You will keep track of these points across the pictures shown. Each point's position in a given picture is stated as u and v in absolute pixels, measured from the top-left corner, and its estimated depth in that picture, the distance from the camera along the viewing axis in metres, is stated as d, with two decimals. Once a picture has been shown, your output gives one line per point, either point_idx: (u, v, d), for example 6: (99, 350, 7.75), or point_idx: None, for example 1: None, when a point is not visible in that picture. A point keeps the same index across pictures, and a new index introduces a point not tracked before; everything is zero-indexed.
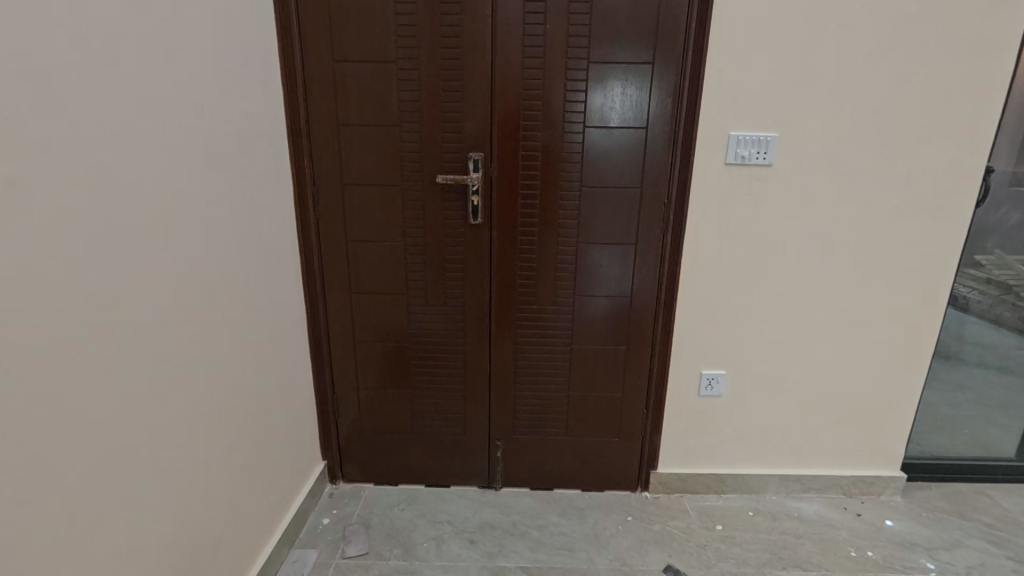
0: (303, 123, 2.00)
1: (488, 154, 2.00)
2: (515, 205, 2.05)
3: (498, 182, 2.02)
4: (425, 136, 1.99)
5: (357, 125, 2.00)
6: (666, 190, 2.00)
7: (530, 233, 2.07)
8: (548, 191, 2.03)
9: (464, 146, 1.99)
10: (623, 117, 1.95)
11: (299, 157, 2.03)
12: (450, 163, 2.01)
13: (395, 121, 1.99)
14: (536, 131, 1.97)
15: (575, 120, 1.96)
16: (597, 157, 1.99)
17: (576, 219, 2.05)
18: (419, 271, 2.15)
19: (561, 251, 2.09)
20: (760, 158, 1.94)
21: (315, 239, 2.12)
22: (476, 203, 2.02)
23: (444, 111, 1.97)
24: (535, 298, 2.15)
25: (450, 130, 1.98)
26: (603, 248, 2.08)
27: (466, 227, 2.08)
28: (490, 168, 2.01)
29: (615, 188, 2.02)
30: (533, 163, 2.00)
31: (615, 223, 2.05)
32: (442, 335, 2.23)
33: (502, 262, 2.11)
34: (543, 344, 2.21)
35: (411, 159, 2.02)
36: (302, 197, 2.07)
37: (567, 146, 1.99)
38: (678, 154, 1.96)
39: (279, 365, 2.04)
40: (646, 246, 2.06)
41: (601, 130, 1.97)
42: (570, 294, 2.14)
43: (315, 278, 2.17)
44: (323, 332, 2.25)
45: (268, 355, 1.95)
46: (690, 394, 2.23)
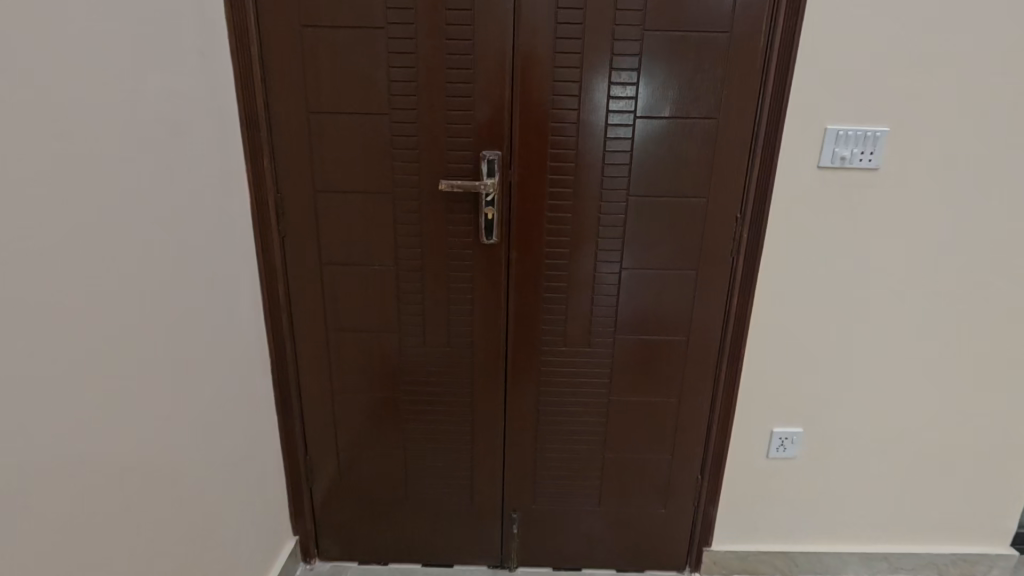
0: (260, 110, 1.51)
1: (505, 153, 1.52)
2: (541, 219, 1.57)
3: (518, 190, 1.55)
4: (422, 128, 1.51)
5: (332, 113, 1.51)
6: (738, 201, 1.53)
7: (559, 256, 1.60)
8: (584, 202, 1.55)
9: (475, 143, 1.52)
10: (685, 105, 1.47)
11: (256, 155, 1.54)
12: (456, 164, 1.53)
13: (383, 108, 1.50)
14: (569, 123, 1.50)
15: (622, 109, 1.48)
16: (649, 157, 1.51)
17: (618, 239, 1.58)
18: (415, 304, 1.67)
19: (598, 280, 1.62)
20: (865, 159, 1.49)
21: (279, 262, 1.64)
22: (490, 217, 1.54)
23: (447, 95, 1.48)
24: (563, 339, 1.68)
25: (457, 121, 1.50)
26: (652, 276, 1.61)
27: (477, 248, 1.60)
28: (508, 171, 1.53)
29: (670, 197, 1.54)
30: (563, 166, 1.53)
31: (670, 243, 1.58)
32: (444, 383, 1.75)
33: (523, 292, 1.64)
34: (572, 396, 1.74)
35: (405, 159, 1.54)
36: (261, 208, 1.58)
37: (608, 142, 1.51)
38: (757, 155, 1.49)
39: (236, 429, 1.55)
40: (709, 273, 1.60)
41: (655, 122, 1.49)
42: (607, 334, 1.67)
43: (280, 312, 1.69)
44: (291, 379, 1.76)
45: (218, 418, 1.47)
46: (757, 456, 1.77)
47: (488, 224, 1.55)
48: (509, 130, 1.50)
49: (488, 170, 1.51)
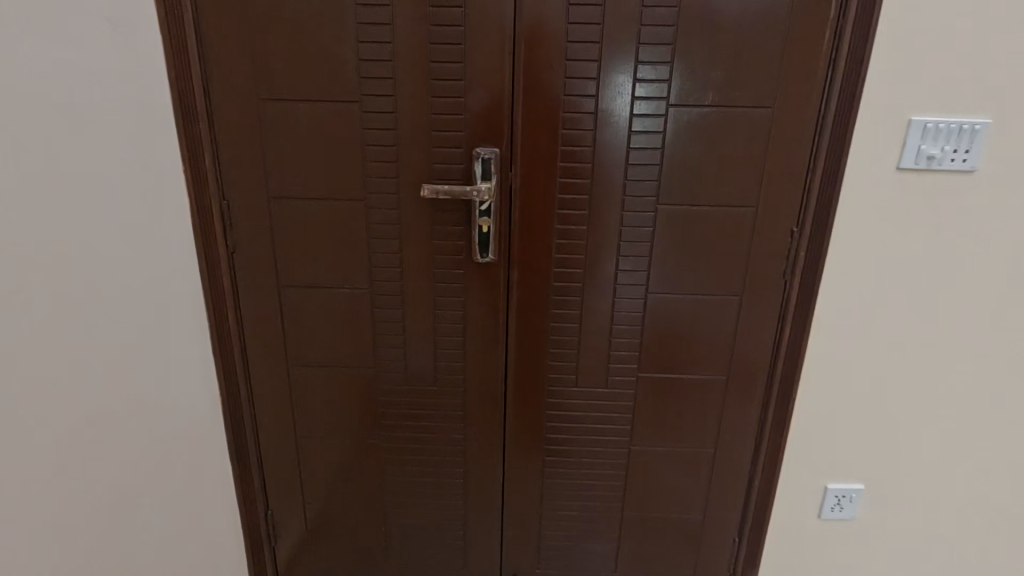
0: (198, 96, 1.20)
1: (503, 150, 1.22)
2: (548, 232, 1.27)
3: (521, 196, 1.25)
4: (401, 119, 1.21)
5: (289, 100, 1.21)
6: (796, 212, 1.23)
7: (571, 278, 1.30)
8: (602, 212, 1.25)
9: (468, 138, 1.21)
10: (731, 91, 1.17)
11: (195, 152, 1.23)
12: (443, 164, 1.23)
13: (352, 94, 1.20)
14: (585, 113, 1.19)
15: (650, 95, 1.17)
16: (685, 156, 1.21)
17: (645, 258, 1.28)
18: (395, 335, 1.38)
19: (619, 307, 1.32)
20: (958, 158, 1.18)
21: (229, 284, 1.34)
22: (485, 230, 1.25)
23: (432, 77, 1.18)
24: (575, 377, 1.39)
25: (444, 110, 1.20)
26: (687, 303, 1.31)
27: (470, 267, 1.30)
28: (508, 173, 1.23)
29: (711, 206, 1.24)
30: (577, 167, 1.23)
31: (709, 263, 1.28)
32: (431, 427, 1.46)
33: (526, 321, 1.34)
34: (585, 444, 1.45)
35: (379, 158, 1.24)
36: (203, 219, 1.28)
37: (634, 137, 1.20)
38: (821, 153, 1.19)
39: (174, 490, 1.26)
40: (756, 300, 1.30)
41: (693, 111, 1.18)
42: (629, 372, 1.37)
43: (232, 342, 1.39)
44: (247, 422, 1.47)
45: (136, 483, 1.18)
46: (806, 516, 1.48)
47: (483, 238, 1.25)
48: (510, 123, 1.20)
49: (482, 172, 1.22)
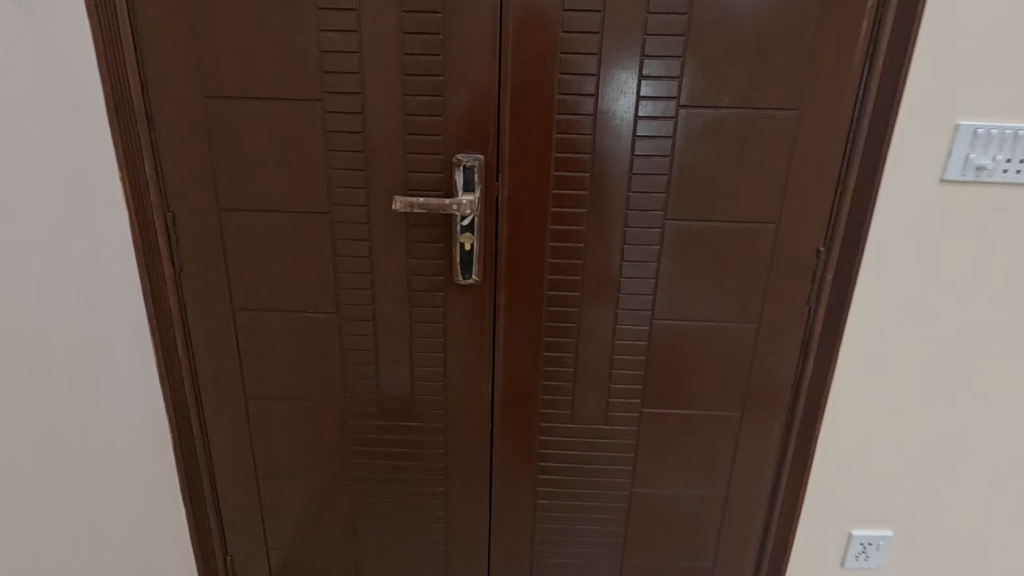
0: (135, 93, 1.04)
1: (488, 157, 1.06)
2: (541, 251, 1.11)
3: (510, 210, 1.09)
4: (370, 121, 1.05)
5: (242, 98, 1.05)
6: (824, 229, 1.07)
7: (566, 302, 1.15)
8: (602, 228, 1.09)
9: (448, 142, 1.05)
10: (751, 90, 1.01)
11: (134, 157, 1.07)
12: (419, 172, 1.07)
13: (313, 90, 1.04)
14: (582, 115, 1.03)
15: (658, 94, 1.02)
16: (697, 165, 1.05)
17: (651, 280, 1.12)
18: (368, 365, 1.22)
19: (621, 335, 1.16)
20: (1011, 169, 1.03)
21: (177, 308, 1.18)
22: (468, 249, 1.09)
23: (405, 73, 1.02)
24: (570, 412, 1.23)
25: (421, 111, 1.04)
26: (697, 331, 1.15)
27: (451, 290, 1.15)
28: (495, 183, 1.08)
29: (727, 222, 1.08)
30: (574, 177, 1.07)
31: (724, 286, 1.12)
32: (409, 467, 1.30)
33: (516, 350, 1.19)
34: (581, 486, 1.29)
35: (346, 166, 1.07)
36: (145, 233, 1.12)
37: (638, 143, 1.04)
38: (855, 162, 1.03)
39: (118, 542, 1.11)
40: (776, 329, 1.14)
41: (707, 114, 1.02)
42: (632, 407, 1.22)
43: (183, 372, 1.23)
44: (201, 461, 1.30)
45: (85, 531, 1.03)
46: (827, 564, 1.33)
47: (466, 258, 1.09)
48: (496, 125, 1.04)
49: (464, 183, 1.06)
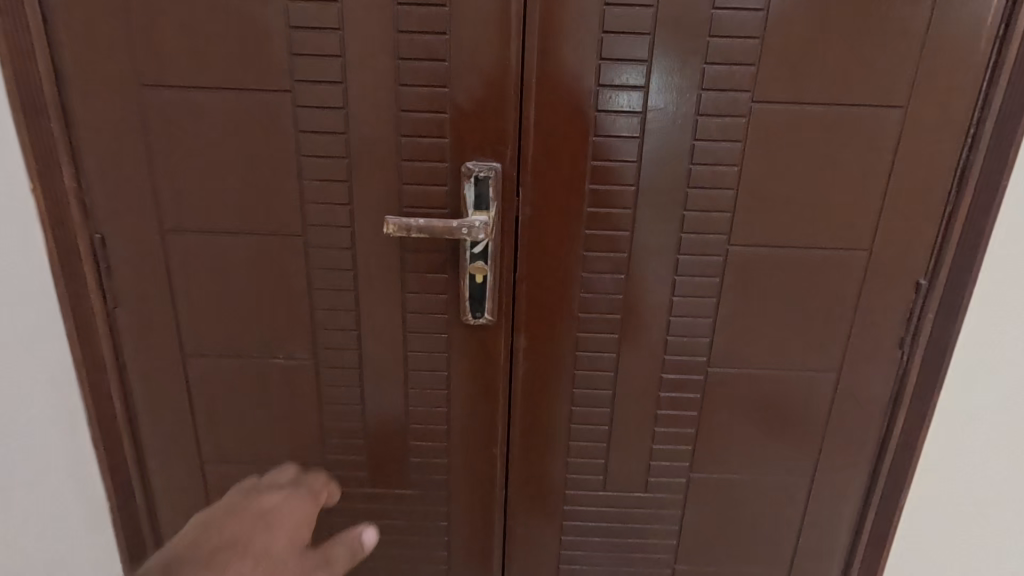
0: (47, 81, 0.80)
1: (506, 166, 0.83)
2: (570, 283, 0.89)
3: (531, 232, 0.86)
4: (355, 119, 0.82)
5: (187, 90, 0.81)
6: (929, 256, 0.85)
7: (601, 346, 0.92)
8: (649, 256, 0.87)
9: (454, 147, 0.82)
10: (847, 82, 0.78)
11: (48, 165, 0.83)
12: (418, 184, 0.84)
13: (280, 79, 0.80)
14: (627, 112, 0.81)
15: (727, 85, 0.78)
16: (772, 177, 0.82)
17: (708, 320, 0.90)
18: (353, 423, 0.98)
19: (667, 386, 0.94)
20: None
21: (111, 352, 0.94)
22: (480, 281, 0.86)
23: (400, 56, 0.79)
24: (603, 477, 1.00)
25: (420, 107, 0.81)
26: (763, 380, 0.93)
27: (458, 331, 0.92)
28: (514, 199, 0.85)
29: (808, 249, 0.85)
30: (614, 192, 0.84)
31: (798, 328, 0.90)
32: (403, 542, 1.06)
33: (537, 404, 0.96)
34: (613, 564, 1.06)
35: (324, 176, 0.84)
36: (66, 262, 0.87)
37: (699, 149, 0.81)
38: (972, 172, 0.80)
39: None
40: (860, 380, 0.92)
41: (787, 111, 0.79)
42: (679, 471, 0.99)
43: (122, 430, 0.98)
44: (148, 537, 1.06)
45: None
46: None
47: (477, 293, 0.87)
48: (517, 126, 0.82)
49: (476, 199, 0.83)
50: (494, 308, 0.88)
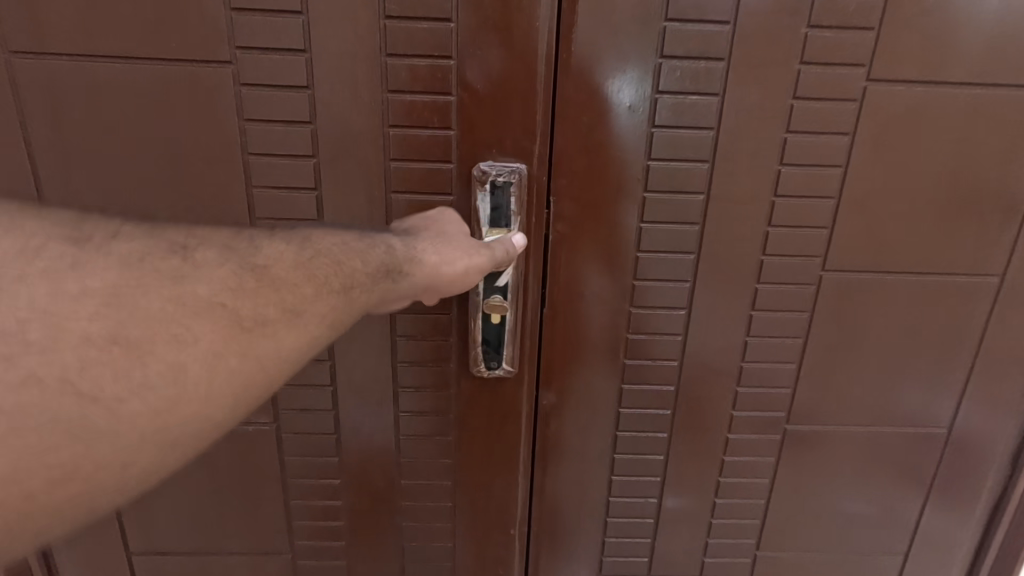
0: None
1: (532, 168, 0.61)
2: (614, 320, 0.68)
3: (564, 253, 0.65)
4: (324, 103, 0.59)
5: (80, 60, 0.57)
6: None
7: (651, 401, 0.71)
8: (718, 285, 0.66)
9: (463, 142, 0.60)
10: (995, 56, 0.58)
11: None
12: (413, 193, 0.62)
13: (214, 45, 0.57)
14: (698, 95, 0.59)
15: (836, 59, 0.58)
16: (884, 184, 0.62)
17: (791, 367, 0.70)
18: (328, 503, 0.75)
19: (733, 448, 0.74)
20: None
21: None
22: (497, 321, 0.65)
23: (385, 13, 0.56)
24: (648, 560, 0.80)
25: (415, 87, 0.58)
26: (854, 439, 0.74)
27: (466, 385, 0.70)
28: (542, 210, 0.64)
29: (922, 276, 0.66)
30: (676, 203, 0.63)
31: (903, 374, 0.70)
32: None
33: (566, 473, 0.75)
34: None
35: (283, 181, 0.61)
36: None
37: (793, 145, 0.61)
38: None
39: None
40: (974, 437, 0.73)
41: (911, 94, 0.59)
42: (743, 550, 0.79)
43: None
44: None
45: None
46: None
47: (492, 336, 0.66)
48: (548, 113, 0.60)
49: (493, 213, 0.62)
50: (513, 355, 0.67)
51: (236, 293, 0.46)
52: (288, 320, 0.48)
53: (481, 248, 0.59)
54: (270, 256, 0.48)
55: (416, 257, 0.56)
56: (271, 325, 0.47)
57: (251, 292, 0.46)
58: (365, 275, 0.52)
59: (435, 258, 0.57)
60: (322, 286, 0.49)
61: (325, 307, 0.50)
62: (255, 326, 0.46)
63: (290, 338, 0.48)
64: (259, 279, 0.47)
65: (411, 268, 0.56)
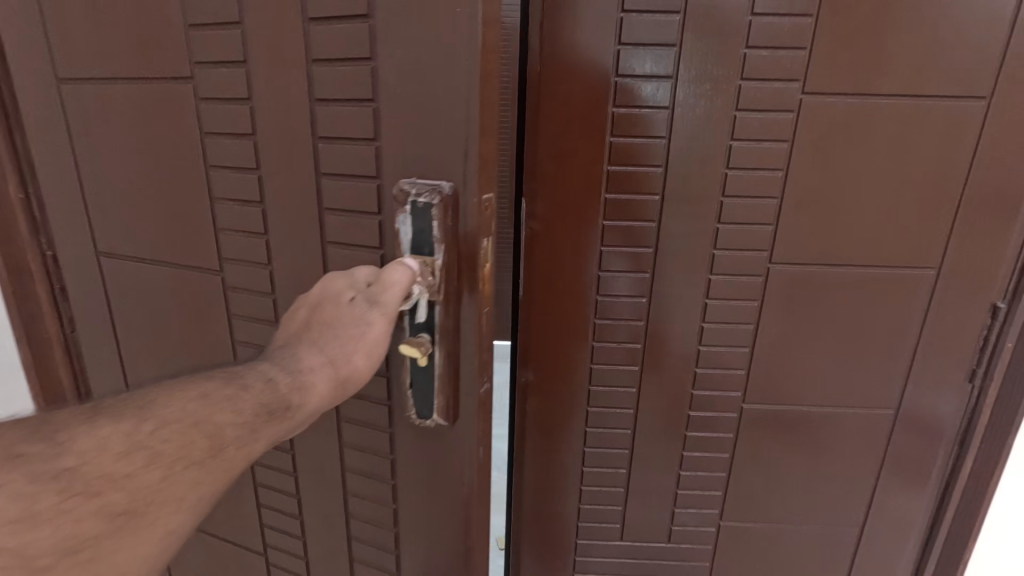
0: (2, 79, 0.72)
1: (478, 187, 0.53)
2: (582, 310, 0.76)
3: (537, 249, 0.74)
4: (267, 112, 0.60)
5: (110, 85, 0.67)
6: (1008, 274, 0.71)
7: (618, 380, 0.80)
8: (674, 276, 0.74)
9: (388, 152, 0.55)
10: (917, 70, 0.64)
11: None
12: (344, 209, 0.59)
13: (181, 61, 0.62)
14: (650, 109, 0.68)
15: (772, 74, 0.65)
16: (823, 185, 0.69)
17: (745, 350, 0.77)
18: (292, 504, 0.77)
19: (696, 425, 0.81)
20: None
21: (74, 383, 0.87)
22: (427, 360, 0.58)
23: (309, 16, 0.54)
24: (620, 526, 0.88)
25: (339, 96, 0.55)
26: (806, 419, 0.80)
27: (400, 413, 0.64)
28: (486, 237, 0.55)
29: (865, 268, 0.72)
30: (636, 203, 0.71)
31: (849, 359, 0.77)
32: None
33: (545, 445, 0.84)
34: None
35: (236, 195, 0.65)
36: (22, 293, 0.81)
37: (737, 152, 0.68)
38: None
39: None
40: (921, 418, 0.79)
41: (843, 105, 0.66)
42: (708, 519, 0.87)
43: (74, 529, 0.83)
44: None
45: None
46: None
47: (418, 374, 0.59)
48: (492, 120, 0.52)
49: (416, 236, 0.55)
50: (463, 394, 0.59)
51: (28, 523, 0.36)
52: (115, 532, 0.41)
53: (369, 314, 0.55)
54: (87, 450, 0.40)
55: (302, 380, 0.53)
56: (89, 547, 0.39)
57: (50, 514, 0.37)
58: (242, 424, 0.48)
59: (324, 371, 0.54)
60: (173, 468, 0.44)
61: (174, 490, 0.44)
62: (58, 558, 0.37)
63: (122, 555, 0.41)
64: (67, 488, 0.38)
65: (298, 392, 0.52)
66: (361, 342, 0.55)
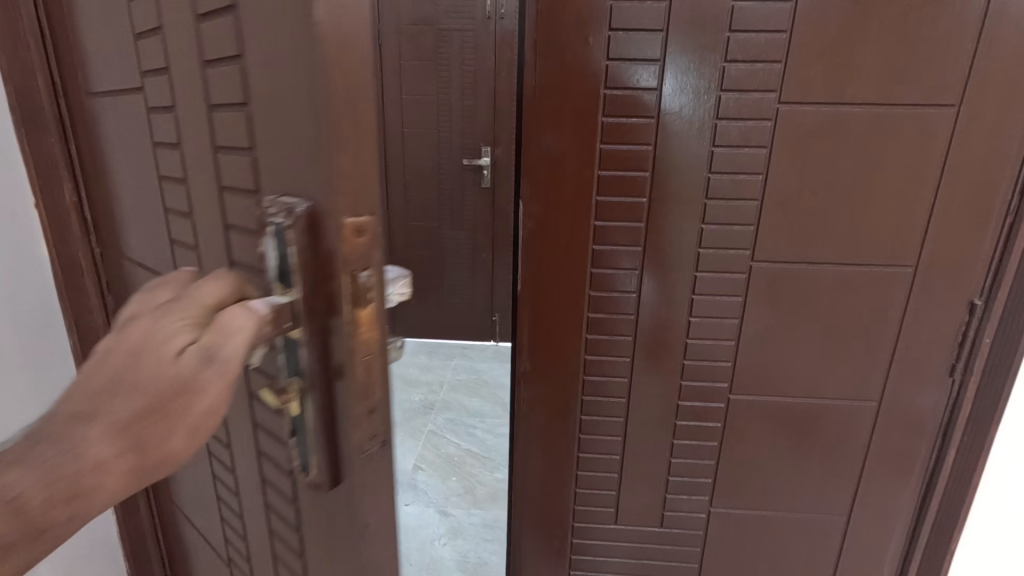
0: (38, 71, 0.65)
1: (338, 200, 0.31)
2: (577, 304, 0.82)
3: (534, 247, 0.80)
4: (177, 96, 0.44)
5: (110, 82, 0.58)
6: (983, 274, 0.74)
7: (611, 371, 0.85)
8: (662, 274, 0.80)
9: (263, 132, 0.35)
10: (888, 81, 0.69)
11: (49, 187, 0.70)
12: (241, 222, 0.40)
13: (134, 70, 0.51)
14: (638, 119, 0.73)
15: (751, 86, 0.70)
16: (800, 188, 0.74)
17: (730, 344, 0.82)
18: (217, 530, 0.66)
19: (685, 414, 0.86)
20: None
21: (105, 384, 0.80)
22: (298, 412, 0.36)
23: (199, 11, 0.37)
24: (614, 511, 0.93)
25: (223, 93, 0.37)
26: (791, 410, 0.84)
27: (302, 488, 0.42)
28: (364, 266, 0.32)
29: (844, 266, 0.76)
30: (625, 205, 0.77)
31: (831, 353, 0.81)
32: None
33: (543, 431, 0.90)
34: None
35: (177, 201, 0.50)
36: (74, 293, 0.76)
37: (719, 157, 0.74)
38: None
39: None
40: (905, 413, 0.82)
41: (818, 113, 0.71)
42: (699, 505, 0.91)
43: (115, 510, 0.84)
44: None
45: None
46: None
47: (301, 442, 0.38)
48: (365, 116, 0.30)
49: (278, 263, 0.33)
50: (344, 487, 0.37)
51: None
52: None
53: (201, 372, 0.33)
54: None
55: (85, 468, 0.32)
56: None
57: None
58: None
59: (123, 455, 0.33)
60: None
61: None
62: None
63: None
64: None
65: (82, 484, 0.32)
66: (189, 410, 0.34)
